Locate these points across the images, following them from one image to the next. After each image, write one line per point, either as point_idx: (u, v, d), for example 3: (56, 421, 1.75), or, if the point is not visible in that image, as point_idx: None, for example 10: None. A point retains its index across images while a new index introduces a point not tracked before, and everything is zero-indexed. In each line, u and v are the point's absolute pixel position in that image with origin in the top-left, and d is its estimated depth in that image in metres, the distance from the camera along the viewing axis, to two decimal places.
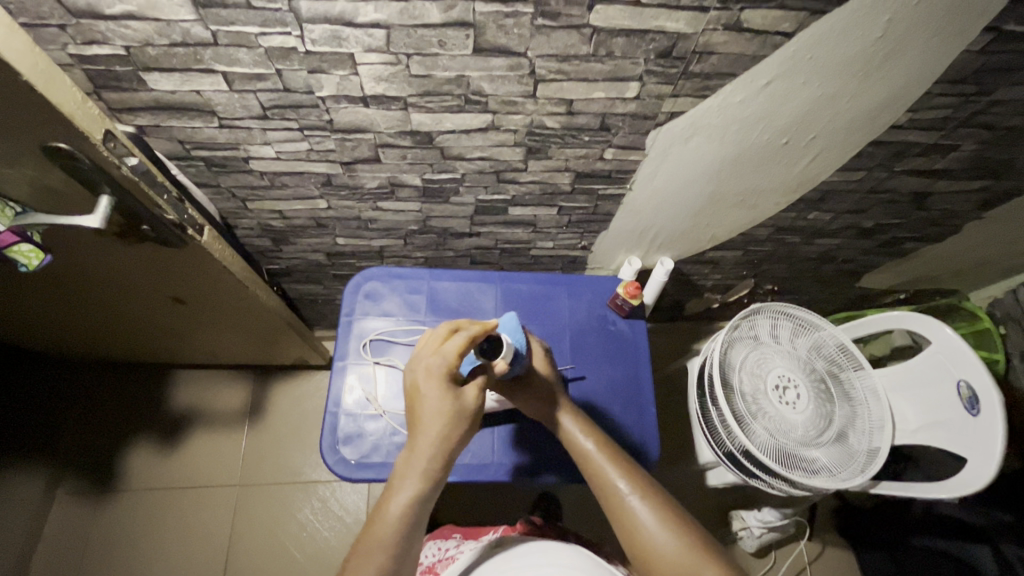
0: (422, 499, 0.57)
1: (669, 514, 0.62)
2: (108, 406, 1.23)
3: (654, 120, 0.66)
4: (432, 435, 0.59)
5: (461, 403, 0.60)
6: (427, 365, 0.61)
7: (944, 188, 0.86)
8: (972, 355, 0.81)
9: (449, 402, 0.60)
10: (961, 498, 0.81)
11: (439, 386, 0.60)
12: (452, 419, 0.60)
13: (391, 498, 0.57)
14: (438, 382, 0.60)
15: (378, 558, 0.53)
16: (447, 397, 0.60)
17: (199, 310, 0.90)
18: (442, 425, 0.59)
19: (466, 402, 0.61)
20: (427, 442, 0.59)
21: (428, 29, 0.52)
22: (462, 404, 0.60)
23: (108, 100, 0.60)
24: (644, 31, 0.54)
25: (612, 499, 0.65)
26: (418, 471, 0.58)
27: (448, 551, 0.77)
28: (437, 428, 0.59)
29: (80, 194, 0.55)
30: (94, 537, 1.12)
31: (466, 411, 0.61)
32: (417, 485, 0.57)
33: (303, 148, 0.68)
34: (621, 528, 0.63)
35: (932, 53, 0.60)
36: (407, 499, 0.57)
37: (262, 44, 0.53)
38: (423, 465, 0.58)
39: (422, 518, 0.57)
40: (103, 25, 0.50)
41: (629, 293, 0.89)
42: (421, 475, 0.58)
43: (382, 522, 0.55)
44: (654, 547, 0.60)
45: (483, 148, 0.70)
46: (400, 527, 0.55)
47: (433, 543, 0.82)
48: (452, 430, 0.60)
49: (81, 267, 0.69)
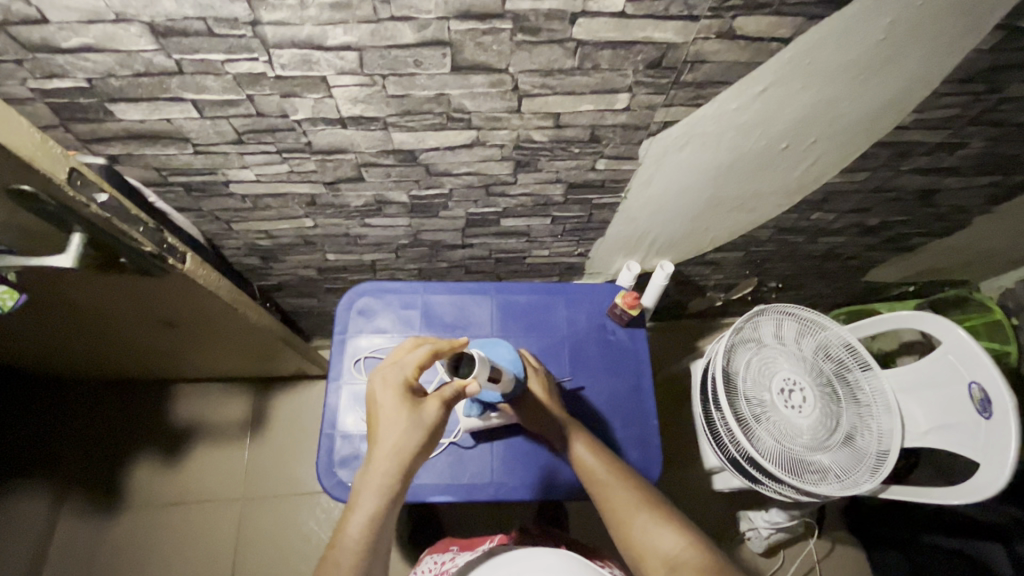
0: (382, 516, 0.54)
1: (660, 514, 0.62)
2: (106, 423, 1.22)
3: (646, 130, 0.63)
4: (387, 448, 0.56)
5: (418, 415, 0.57)
6: (384, 375, 0.59)
7: (952, 184, 0.83)
8: (984, 356, 0.78)
9: (405, 413, 0.57)
10: (972, 504, 0.78)
11: (394, 396, 0.58)
12: (407, 430, 0.56)
13: (350, 515, 0.55)
14: (394, 393, 0.58)
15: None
16: (402, 407, 0.57)
17: (191, 331, 0.89)
18: (397, 436, 0.56)
19: (424, 414, 0.57)
20: (384, 455, 0.56)
21: (402, 49, 0.49)
22: (419, 418, 0.57)
23: (77, 132, 0.58)
24: (631, 42, 0.51)
25: (608, 499, 0.66)
26: (377, 486, 0.55)
27: (444, 564, 0.74)
28: (392, 440, 0.56)
29: (50, 232, 0.53)
30: (101, 555, 1.12)
31: (423, 423, 0.57)
32: (376, 501, 0.54)
33: (283, 170, 0.66)
34: (617, 530, 0.63)
35: (938, 53, 0.56)
36: (365, 516, 0.54)
37: (230, 72, 0.51)
38: (381, 479, 0.55)
39: (387, 534, 0.55)
40: (62, 59, 0.48)
41: (628, 303, 0.87)
42: (380, 488, 0.55)
43: (343, 542, 0.53)
44: (649, 543, 0.60)
45: (470, 164, 0.68)
46: (361, 546, 0.53)
47: (431, 557, 0.78)
48: (408, 443, 0.56)
49: (64, 299, 0.67)
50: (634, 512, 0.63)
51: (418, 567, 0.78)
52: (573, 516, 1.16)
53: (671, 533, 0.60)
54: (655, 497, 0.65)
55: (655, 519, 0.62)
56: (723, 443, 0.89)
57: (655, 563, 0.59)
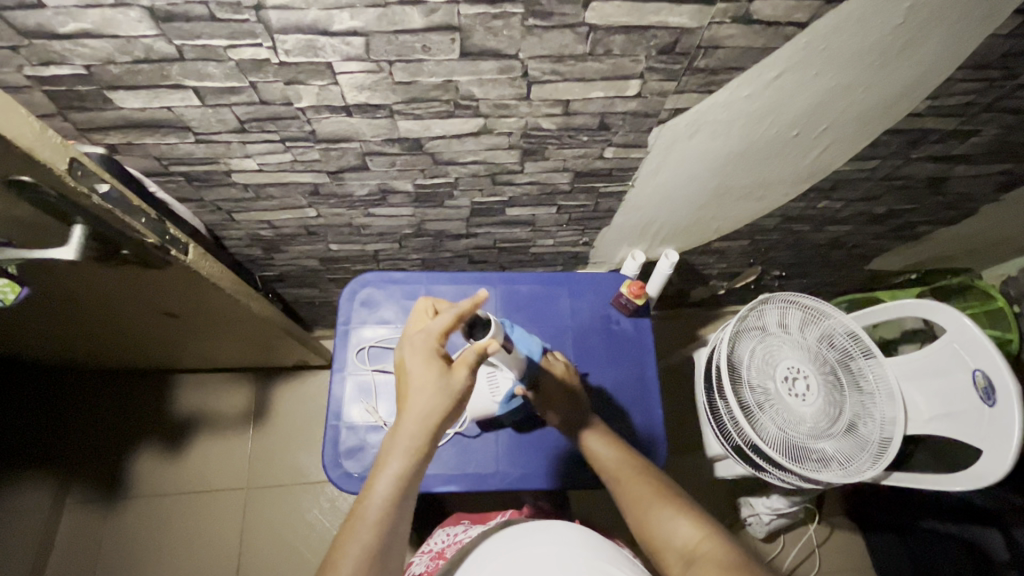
0: (409, 478, 0.54)
1: (675, 504, 0.61)
2: (107, 415, 1.21)
3: (657, 118, 0.62)
4: (415, 413, 0.54)
5: (446, 380, 0.56)
6: (411, 341, 0.58)
7: (961, 172, 0.82)
8: (989, 343, 0.78)
9: (433, 377, 0.55)
10: (976, 490, 0.79)
11: (422, 361, 0.56)
12: (437, 395, 0.55)
13: (376, 477, 0.54)
14: (422, 358, 0.57)
15: (365, 538, 0.51)
16: (431, 371, 0.56)
17: (193, 322, 0.88)
18: (427, 401, 0.55)
19: (454, 380, 0.56)
20: (412, 419, 0.54)
21: (410, 34, 0.48)
22: (447, 384, 0.55)
23: (75, 121, 0.56)
24: (644, 27, 0.49)
25: (623, 492, 0.65)
26: (404, 448, 0.54)
27: (457, 536, 0.74)
28: (422, 405, 0.54)
29: (51, 224, 0.52)
30: (105, 545, 1.12)
31: (452, 388, 0.56)
32: (404, 464, 0.54)
33: (286, 159, 0.65)
34: (636, 522, 0.63)
35: (957, 37, 0.55)
36: (393, 479, 0.53)
37: (232, 58, 0.49)
38: (409, 442, 0.54)
39: (411, 500, 0.55)
40: (59, 45, 0.46)
41: (633, 292, 0.86)
42: (409, 450, 0.54)
43: (370, 504, 0.53)
44: (665, 537, 0.59)
45: (476, 153, 0.66)
46: (389, 509, 0.53)
47: (442, 529, 0.79)
48: (438, 408, 0.55)
49: (64, 291, 0.66)
50: (652, 503, 0.62)
51: (430, 539, 0.79)
52: (576, 503, 1.17)
53: (687, 525, 0.59)
54: (671, 489, 0.64)
55: (669, 510, 0.61)
56: (728, 432, 0.89)
57: (671, 557, 0.58)
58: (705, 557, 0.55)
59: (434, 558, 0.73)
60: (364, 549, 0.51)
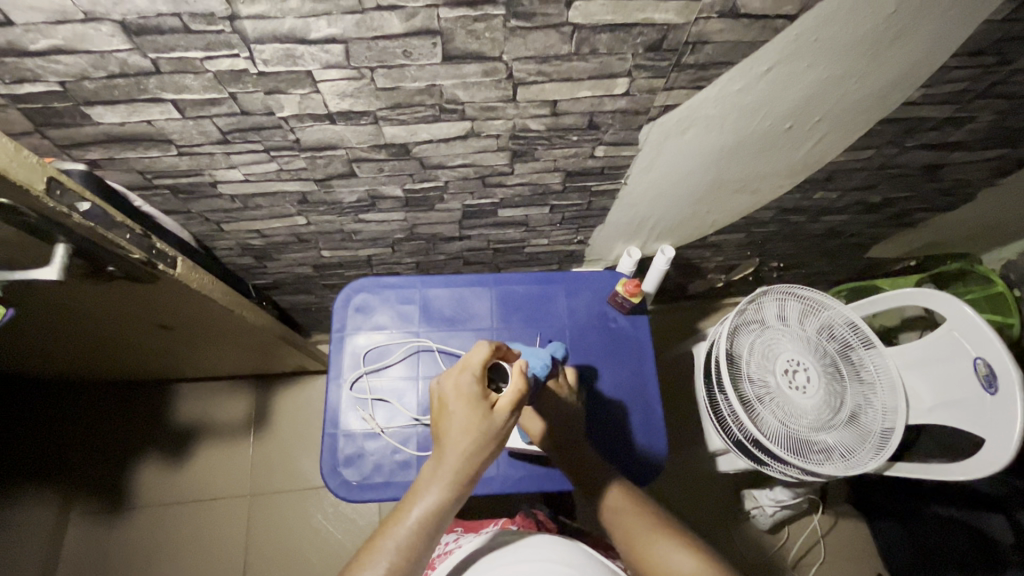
0: (443, 509, 0.53)
1: (678, 539, 0.63)
2: (108, 427, 1.21)
3: (647, 115, 0.61)
4: (455, 452, 0.54)
5: (489, 420, 0.54)
6: (457, 379, 0.57)
7: (958, 159, 0.81)
8: (991, 332, 0.77)
9: (476, 418, 0.54)
10: (979, 479, 0.78)
11: (466, 401, 0.55)
12: (479, 437, 0.54)
13: (410, 503, 0.54)
14: (465, 398, 0.55)
15: (392, 560, 0.51)
16: (474, 412, 0.55)
17: (187, 334, 0.87)
18: (467, 441, 0.54)
19: (495, 423, 0.55)
20: (453, 455, 0.54)
21: (390, 39, 0.47)
22: (488, 427, 0.54)
23: (54, 137, 0.56)
24: (630, 24, 0.48)
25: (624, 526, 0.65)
26: (442, 479, 0.54)
27: (449, 545, 0.75)
28: (461, 445, 0.54)
29: (33, 244, 0.51)
30: (110, 557, 1.12)
31: (492, 431, 0.54)
32: (439, 495, 0.53)
33: (272, 168, 0.64)
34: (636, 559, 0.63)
35: (953, 23, 0.54)
36: (427, 508, 0.53)
37: (210, 69, 0.48)
38: (449, 474, 0.54)
39: (441, 529, 0.54)
40: (31, 62, 0.46)
41: (629, 291, 0.85)
42: (445, 481, 0.53)
43: (399, 527, 0.53)
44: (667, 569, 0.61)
45: (465, 156, 0.65)
46: (419, 535, 0.52)
47: None
48: (477, 449, 0.54)
49: (51, 309, 0.65)
50: (655, 542, 0.63)
51: None
52: (580, 503, 1.17)
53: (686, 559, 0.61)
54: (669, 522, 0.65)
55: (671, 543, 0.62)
56: (729, 427, 0.88)
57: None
58: None
59: (424, 569, 0.73)
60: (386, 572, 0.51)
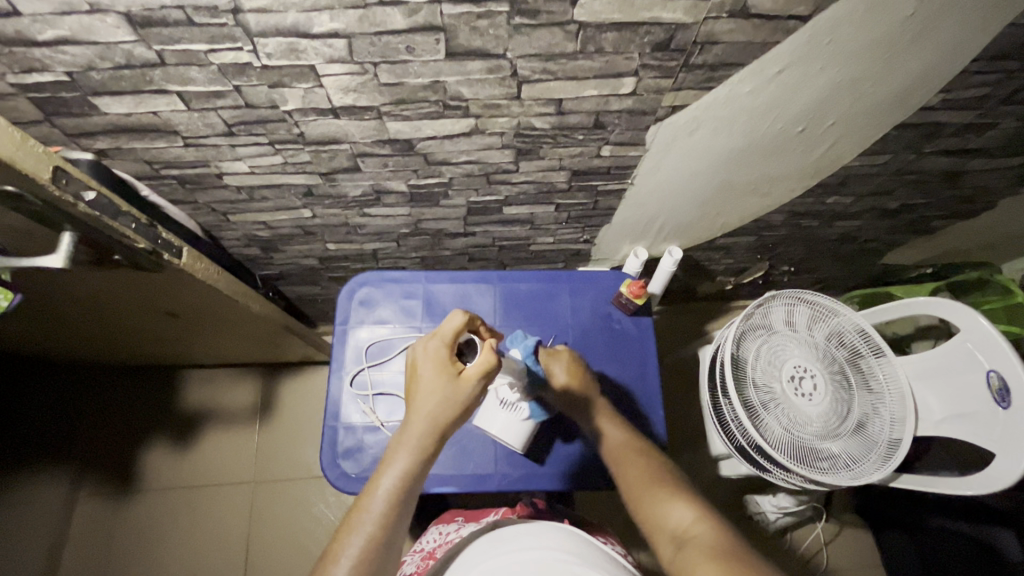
0: (414, 475, 0.54)
1: (677, 492, 0.61)
2: (117, 410, 1.23)
3: (654, 115, 0.60)
4: (423, 418, 0.54)
5: (453, 385, 0.54)
6: (425, 345, 0.58)
7: (978, 166, 0.79)
8: (1007, 345, 0.75)
9: (442, 382, 0.55)
10: (987, 494, 0.76)
11: (433, 366, 0.56)
12: (445, 402, 0.54)
13: (382, 473, 0.54)
14: (433, 363, 0.56)
15: (367, 530, 0.51)
16: (440, 377, 0.55)
17: (193, 322, 0.88)
18: (433, 404, 0.54)
19: (461, 387, 0.55)
20: (420, 420, 0.54)
21: (393, 35, 0.46)
22: (454, 391, 0.54)
23: (63, 126, 0.56)
24: (637, 23, 0.47)
25: (626, 473, 0.65)
26: (411, 444, 0.54)
27: (448, 535, 0.74)
28: (428, 408, 0.54)
29: (41, 231, 0.52)
30: (118, 537, 1.15)
31: (458, 397, 0.54)
32: (409, 460, 0.54)
33: (277, 161, 0.64)
34: (633, 505, 0.63)
35: (973, 26, 0.52)
36: (398, 474, 0.53)
37: (214, 62, 0.48)
38: (419, 441, 0.54)
39: (415, 496, 0.55)
40: (39, 52, 0.46)
41: (633, 292, 0.84)
42: (415, 448, 0.54)
43: (372, 497, 0.53)
44: (663, 515, 0.59)
45: (470, 152, 0.65)
46: (392, 505, 0.52)
47: (435, 527, 0.79)
48: (444, 411, 0.54)
49: (59, 295, 0.66)
50: (655, 489, 0.62)
51: (422, 538, 0.78)
52: (580, 501, 1.18)
53: (685, 510, 0.58)
54: (671, 476, 0.64)
55: (668, 494, 0.61)
56: (732, 432, 0.87)
57: (664, 536, 0.58)
58: (699, 538, 0.55)
59: (424, 558, 0.73)
60: (364, 542, 0.51)
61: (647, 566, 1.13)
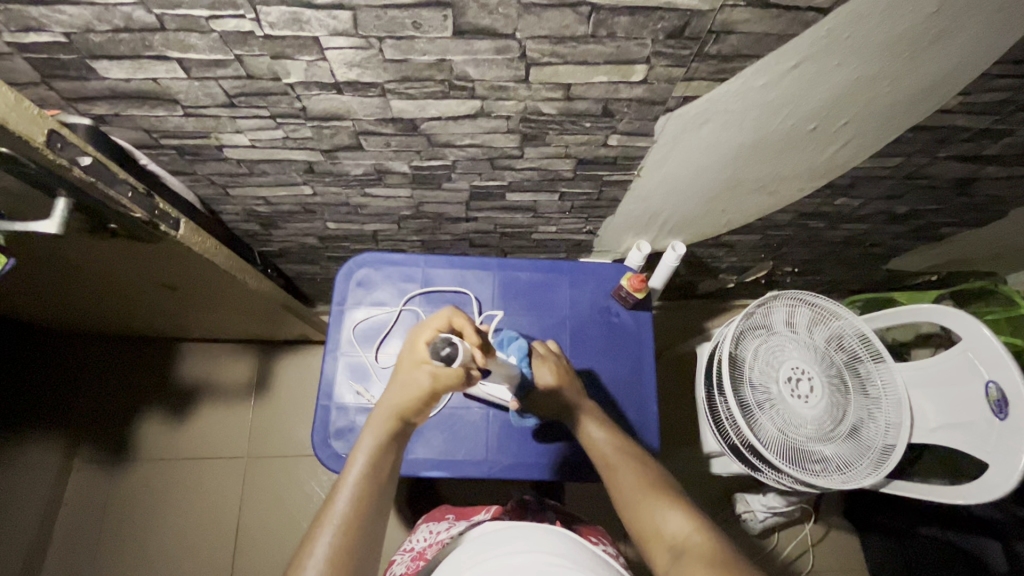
0: (383, 454, 0.56)
1: (669, 497, 0.61)
2: (115, 379, 1.23)
3: (663, 105, 0.59)
4: (387, 403, 0.56)
5: (412, 374, 0.54)
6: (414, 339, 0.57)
7: (992, 173, 0.77)
8: (1008, 356, 0.73)
9: (404, 372, 0.55)
10: (979, 503, 0.76)
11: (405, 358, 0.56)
12: (407, 389, 0.54)
13: (354, 455, 0.56)
14: (406, 355, 0.56)
15: (342, 506, 0.53)
16: (404, 368, 0.55)
17: (190, 295, 0.88)
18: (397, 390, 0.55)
19: (416, 376, 0.53)
20: (385, 403, 0.57)
21: (399, 10, 0.45)
22: (411, 379, 0.54)
23: (60, 89, 0.55)
24: (651, 9, 0.46)
25: (615, 479, 0.65)
26: (377, 423, 0.57)
27: (438, 535, 0.74)
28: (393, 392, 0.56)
29: (35, 196, 0.51)
30: (111, 504, 1.16)
31: (414, 385, 0.54)
32: (376, 440, 0.56)
33: (278, 136, 0.63)
34: (625, 509, 0.62)
35: (998, 29, 0.51)
36: (367, 451, 0.56)
37: (215, 29, 0.47)
38: (381, 420, 0.57)
39: (391, 473, 0.57)
40: (35, 11, 0.45)
41: (634, 286, 0.83)
42: (381, 429, 0.56)
43: (348, 476, 0.55)
44: (657, 524, 0.58)
45: (474, 136, 0.64)
46: (366, 482, 0.54)
47: (426, 526, 0.79)
48: (403, 396, 0.55)
49: (54, 261, 0.66)
50: (644, 496, 0.61)
51: (412, 536, 0.78)
52: (571, 492, 1.18)
53: (678, 518, 0.58)
54: (664, 481, 0.63)
55: (660, 500, 0.60)
56: (725, 430, 0.87)
57: (659, 545, 0.57)
58: (692, 548, 0.54)
59: (414, 558, 0.73)
60: (341, 518, 0.52)
61: (634, 560, 1.13)
